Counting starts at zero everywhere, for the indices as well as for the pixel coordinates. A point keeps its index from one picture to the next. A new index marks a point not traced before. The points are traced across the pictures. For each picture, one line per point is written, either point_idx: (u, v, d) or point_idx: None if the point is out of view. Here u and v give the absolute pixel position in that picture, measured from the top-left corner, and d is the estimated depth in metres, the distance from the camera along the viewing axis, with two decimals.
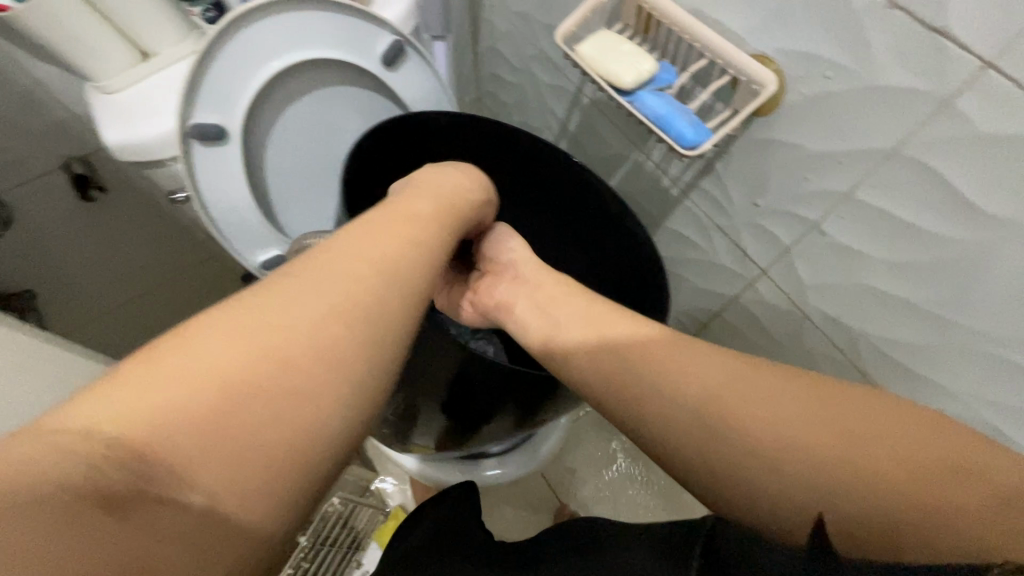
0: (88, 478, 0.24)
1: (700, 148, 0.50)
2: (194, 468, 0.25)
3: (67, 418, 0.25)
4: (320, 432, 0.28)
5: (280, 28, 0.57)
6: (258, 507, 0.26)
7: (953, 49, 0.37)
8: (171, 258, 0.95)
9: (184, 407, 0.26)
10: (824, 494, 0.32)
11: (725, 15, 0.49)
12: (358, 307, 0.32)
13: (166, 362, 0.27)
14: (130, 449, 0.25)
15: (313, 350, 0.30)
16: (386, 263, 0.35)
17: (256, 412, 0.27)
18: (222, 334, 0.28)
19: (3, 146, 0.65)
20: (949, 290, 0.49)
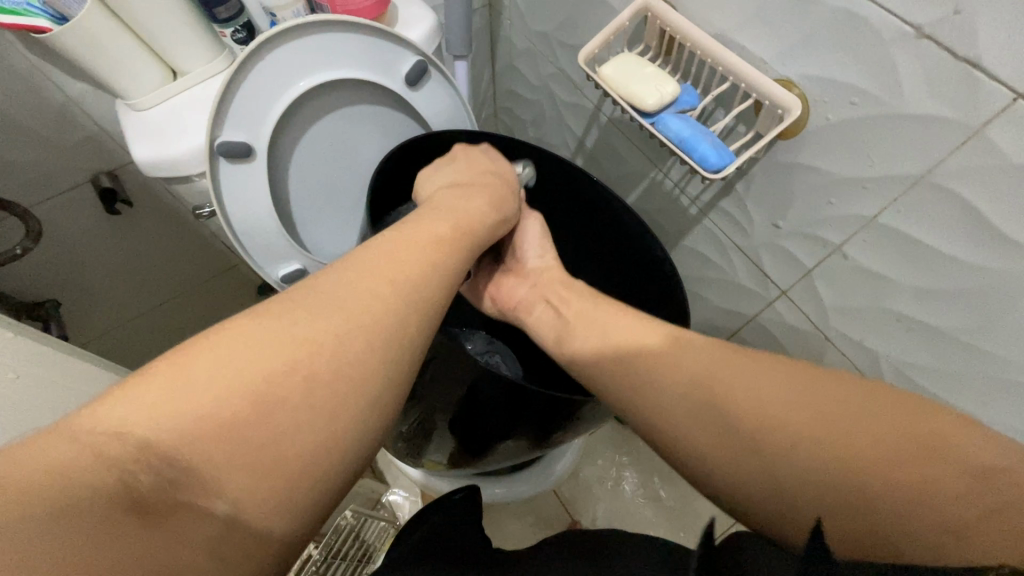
0: (119, 480, 0.25)
1: (724, 172, 0.50)
2: (219, 473, 0.27)
3: (97, 419, 0.26)
4: (336, 449, 0.30)
5: (308, 49, 0.58)
6: (277, 515, 0.28)
7: (985, 80, 0.37)
8: (192, 270, 0.97)
9: (212, 415, 0.27)
10: (827, 502, 0.31)
11: (750, 40, 0.50)
12: (380, 326, 0.33)
13: (196, 369, 0.28)
14: (161, 454, 0.26)
15: (336, 366, 0.31)
16: (406, 280, 0.36)
17: (279, 424, 0.28)
18: (249, 347, 0.30)
19: (36, 160, 0.67)
20: (975, 318, 0.48)
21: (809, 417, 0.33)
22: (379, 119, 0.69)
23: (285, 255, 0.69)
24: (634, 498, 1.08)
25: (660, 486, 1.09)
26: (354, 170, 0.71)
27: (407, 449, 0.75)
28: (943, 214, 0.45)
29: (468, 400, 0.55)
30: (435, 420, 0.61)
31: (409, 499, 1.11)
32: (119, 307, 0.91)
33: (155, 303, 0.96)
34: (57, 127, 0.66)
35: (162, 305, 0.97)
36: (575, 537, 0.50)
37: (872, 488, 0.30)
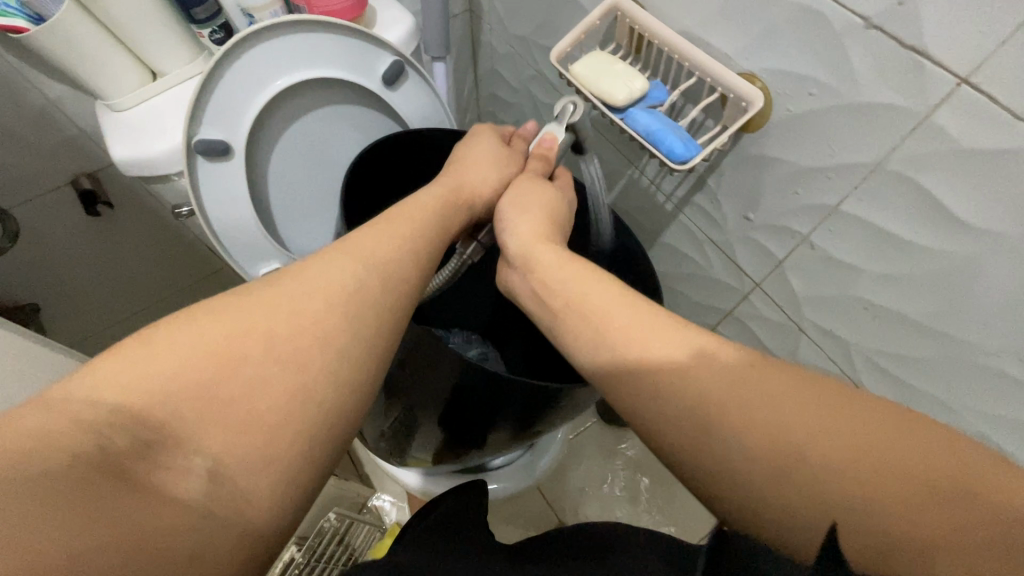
0: (94, 444, 0.26)
1: (690, 162, 0.52)
2: (194, 433, 0.28)
3: (75, 388, 0.27)
4: (313, 410, 0.30)
5: (285, 48, 0.59)
6: (261, 470, 0.28)
7: (931, 68, 0.38)
8: (177, 273, 0.97)
9: (184, 377, 0.29)
10: (837, 503, 0.30)
11: (714, 36, 0.51)
12: (348, 298, 0.35)
13: (167, 339, 0.30)
14: (135, 416, 0.27)
15: (303, 332, 0.32)
16: (364, 251, 0.38)
17: (247, 381, 0.30)
18: (220, 320, 0.31)
19: (14, 162, 0.67)
20: (941, 302, 0.49)
21: (771, 396, 0.33)
22: (358, 120, 0.70)
23: (265, 255, 0.69)
24: (622, 499, 1.08)
25: (648, 485, 1.09)
26: (334, 169, 0.72)
27: (391, 448, 0.75)
28: (899, 199, 0.46)
29: (453, 396, 0.54)
30: (418, 418, 0.61)
31: (395, 504, 1.12)
32: (102, 309, 0.91)
33: (140, 306, 0.96)
34: (36, 129, 0.66)
35: (145, 309, 0.98)
36: (583, 530, 0.51)
37: (865, 480, 0.30)
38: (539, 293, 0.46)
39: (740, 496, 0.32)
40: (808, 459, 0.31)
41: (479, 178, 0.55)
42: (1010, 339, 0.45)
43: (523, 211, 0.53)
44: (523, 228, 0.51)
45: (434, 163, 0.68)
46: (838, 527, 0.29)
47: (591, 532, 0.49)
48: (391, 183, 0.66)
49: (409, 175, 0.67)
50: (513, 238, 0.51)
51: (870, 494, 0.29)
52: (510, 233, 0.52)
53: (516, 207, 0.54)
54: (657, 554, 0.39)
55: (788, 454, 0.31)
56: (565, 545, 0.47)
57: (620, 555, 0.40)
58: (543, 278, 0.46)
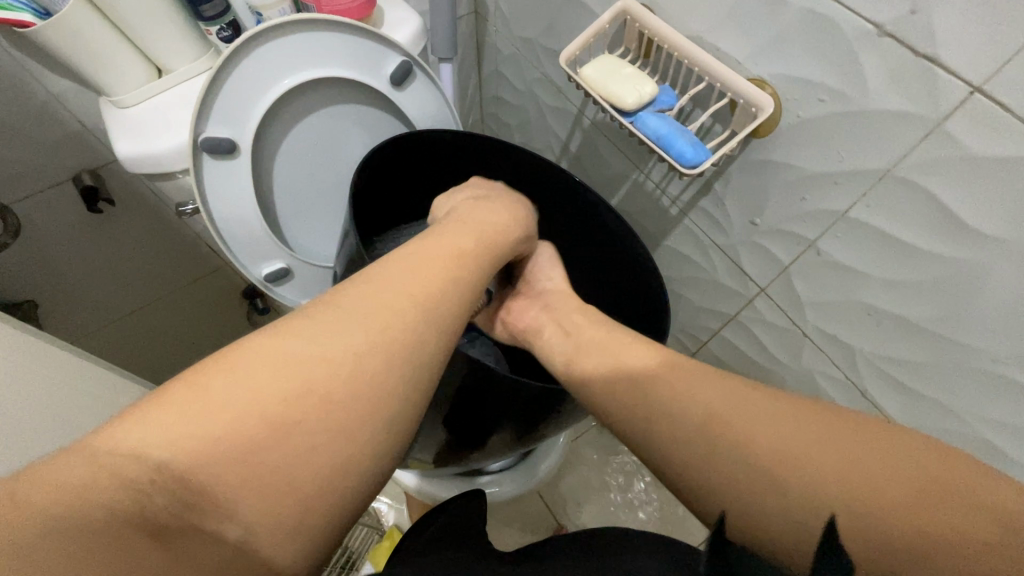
0: (135, 502, 0.24)
1: (700, 167, 0.52)
2: (235, 501, 0.26)
3: (116, 439, 0.25)
4: (353, 476, 0.29)
5: (294, 47, 0.59)
6: (291, 541, 0.27)
7: (943, 76, 0.38)
8: (179, 271, 0.96)
9: (229, 439, 0.26)
10: (837, 495, 0.30)
11: (724, 41, 0.51)
12: (400, 348, 0.32)
13: (215, 391, 0.27)
14: (177, 476, 0.25)
15: (355, 389, 0.30)
16: (423, 296, 0.35)
17: (294, 445, 0.27)
18: (270, 369, 0.29)
19: (16, 156, 0.66)
20: (946, 309, 0.49)
21: None
22: (365, 119, 0.70)
23: (270, 254, 0.69)
24: (621, 502, 1.08)
25: (648, 488, 1.09)
26: (339, 168, 0.72)
27: None
28: (910, 207, 0.46)
29: (457, 401, 0.54)
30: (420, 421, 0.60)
31: (393, 506, 1.11)
32: (103, 307, 0.91)
33: (140, 303, 0.96)
34: (37, 123, 0.65)
35: (143, 308, 0.97)
36: (582, 535, 0.51)
37: (858, 478, 0.30)
38: (570, 337, 0.47)
39: (739, 500, 0.32)
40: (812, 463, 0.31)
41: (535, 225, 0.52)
42: (1015, 346, 0.46)
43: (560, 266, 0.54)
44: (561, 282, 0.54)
45: (442, 163, 0.67)
46: (836, 516, 0.29)
47: (589, 536, 0.50)
48: (396, 185, 0.66)
49: (415, 176, 0.67)
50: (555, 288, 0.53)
51: (864, 487, 0.30)
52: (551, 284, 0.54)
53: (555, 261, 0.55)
54: (663, 557, 0.39)
55: (791, 460, 0.32)
56: (568, 549, 0.47)
57: (625, 556, 0.41)
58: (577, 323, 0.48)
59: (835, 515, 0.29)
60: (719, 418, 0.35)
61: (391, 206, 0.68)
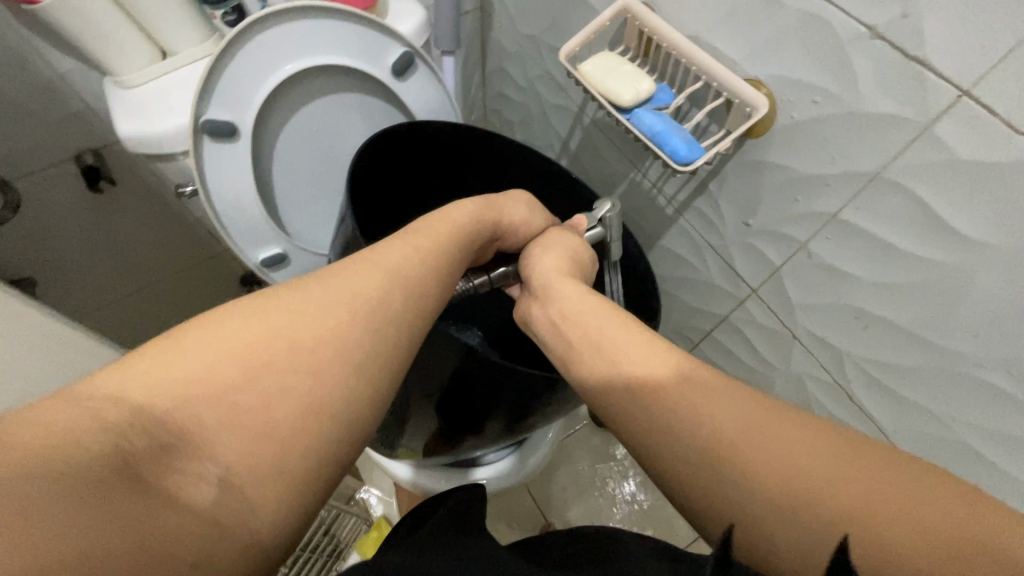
0: (115, 444, 0.24)
1: (694, 164, 0.52)
2: (213, 442, 0.27)
3: (94, 386, 0.26)
4: (332, 424, 0.30)
5: (296, 33, 0.59)
6: (270, 484, 0.27)
7: (933, 79, 0.39)
8: (177, 255, 0.97)
9: (204, 381, 0.27)
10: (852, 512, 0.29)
11: (722, 42, 0.52)
12: (371, 304, 0.34)
13: (190, 341, 0.28)
14: (155, 419, 0.26)
15: (326, 339, 0.31)
16: (393, 265, 0.37)
17: (268, 388, 0.29)
18: (244, 324, 0.30)
19: (19, 132, 0.67)
20: (931, 314, 0.50)
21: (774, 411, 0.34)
22: (366, 109, 0.70)
23: (267, 239, 0.70)
24: (610, 501, 1.08)
25: (637, 488, 1.10)
26: (339, 157, 0.72)
27: (383, 439, 0.74)
28: (899, 209, 0.47)
29: (451, 387, 0.54)
30: (412, 408, 0.61)
31: (382, 499, 1.11)
32: (103, 287, 0.92)
33: (139, 285, 0.96)
34: (42, 101, 0.66)
35: (140, 290, 0.97)
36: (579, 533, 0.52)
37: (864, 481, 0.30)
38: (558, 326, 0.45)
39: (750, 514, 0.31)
40: (822, 464, 0.31)
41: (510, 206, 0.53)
42: (998, 351, 0.46)
43: (555, 249, 0.52)
44: (552, 263, 0.50)
45: (442, 154, 0.68)
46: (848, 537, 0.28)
47: (589, 536, 0.50)
48: (396, 174, 0.67)
49: (414, 166, 0.67)
50: (539, 270, 0.50)
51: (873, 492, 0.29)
52: (538, 265, 0.50)
53: (547, 246, 0.52)
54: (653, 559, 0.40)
55: (796, 473, 0.31)
56: (568, 551, 0.48)
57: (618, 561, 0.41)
58: (564, 309, 0.45)
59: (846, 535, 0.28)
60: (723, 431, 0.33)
61: (390, 194, 0.69)
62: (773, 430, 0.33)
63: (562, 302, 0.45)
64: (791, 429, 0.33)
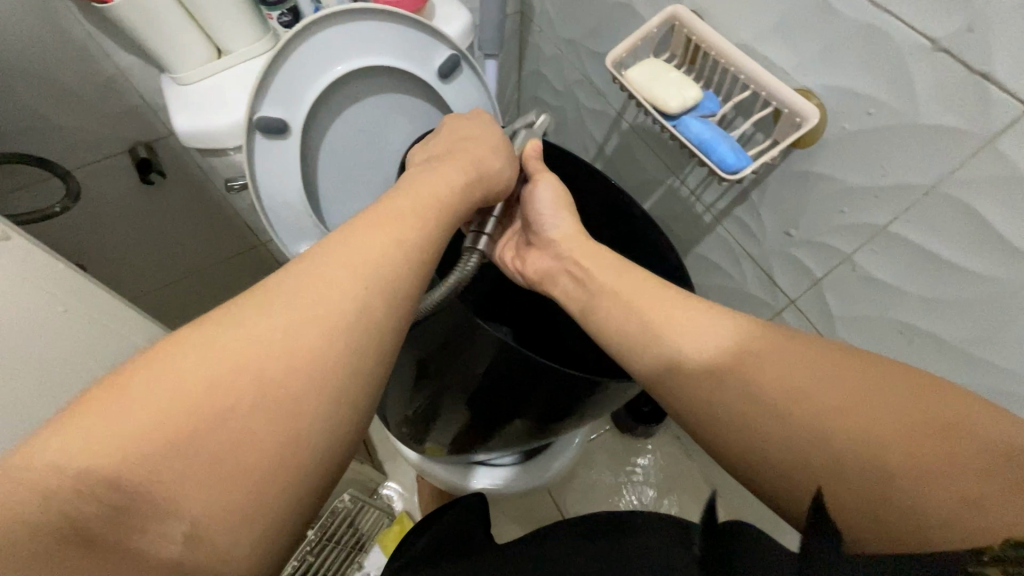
0: (63, 517, 0.25)
1: (741, 173, 0.52)
2: (173, 494, 0.26)
3: (44, 450, 0.25)
4: (305, 456, 0.29)
5: (347, 35, 0.61)
6: (240, 529, 0.27)
7: (998, 93, 0.38)
8: (217, 247, 1.00)
9: (155, 434, 0.26)
10: (836, 470, 0.31)
11: (773, 52, 0.52)
12: (339, 320, 0.32)
13: (135, 388, 0.27)
14: (106, 480, 0.25)
15: (291, 370, 0.29)
16: (363, 270, 0.34)
17: (228, 433, 0.27)
18: (196, 361, 0.28)
19: (80, 124, 0.70)
20: (982, 330, 0.49)
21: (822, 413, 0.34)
22: (410, 110, 0.72)
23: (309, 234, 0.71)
24: (631, 506, 1.08)
25: (660, 494, 1.09)
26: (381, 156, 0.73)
27: (411, 432, 0.76)
28: (954, 224, 0.46)
29: (484, 380, 0.54)
30: (442, 401, 0.61)
31: (403, 494, 1.11)
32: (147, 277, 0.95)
33: (179, 275, 0.99)
34: (102, 95, 0.69)
35: (180, 280, 1.00)
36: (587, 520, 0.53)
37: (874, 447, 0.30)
38: (583, 284, 0.47)
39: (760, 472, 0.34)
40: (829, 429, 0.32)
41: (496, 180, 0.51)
42: None
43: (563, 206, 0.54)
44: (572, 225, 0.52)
45: None
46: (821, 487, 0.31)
47: (607, 523, 0.51)
48: None
49: None
50: (565, 234, 0.51)
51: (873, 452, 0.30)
52: (558, 231, 0.52)
53: (559, 205, 0.54)
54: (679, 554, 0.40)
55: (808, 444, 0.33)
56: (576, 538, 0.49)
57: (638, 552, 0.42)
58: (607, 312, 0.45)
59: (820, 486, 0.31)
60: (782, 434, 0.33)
61: None
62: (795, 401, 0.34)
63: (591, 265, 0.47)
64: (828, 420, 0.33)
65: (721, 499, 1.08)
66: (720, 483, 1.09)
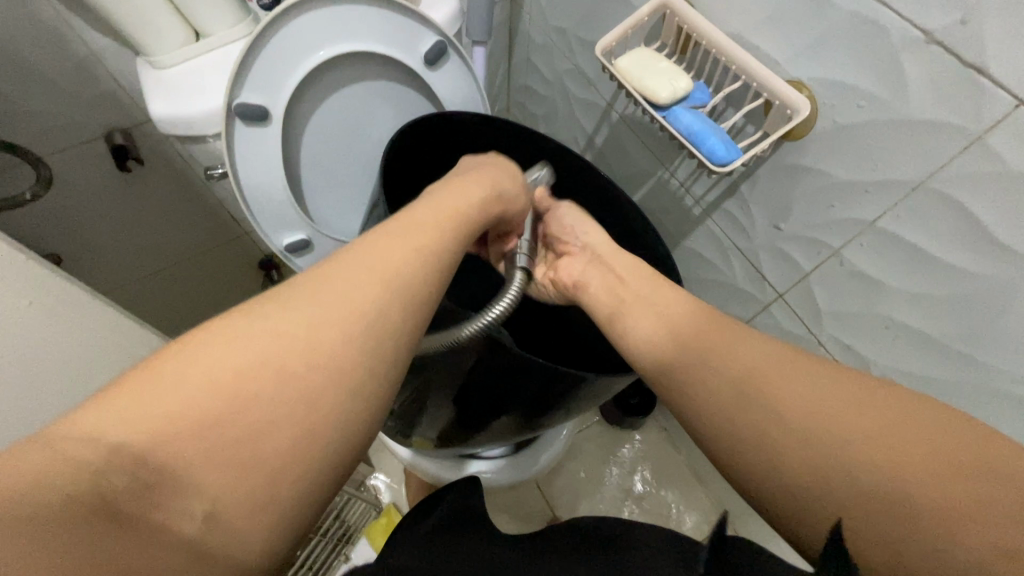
0: (90, 484, 0.23)
1: (731, 166, 0.52)
2: (200, 474, 0.25)
3: (73, 425, 0.24)
4: (326, 445, 0.28)
5: (329, 19, 0.59)
6: (260, 514, 0.25)
7: (990, 88, 0.38)
8: (199, 236, 0.97)
9: (187, 414, 0.25)
10: (855, 503, 0.30)
11: (765, 43, 0.51)
12: (366, 317, 0.31)
13: (172, 370, 0.26)
14: (134, 456, 0.24)
15: (321, 360, 0.29)
16: (389, 270, 0.34)
17: (256, 417, 0.26)
18: (232, 346, 0.27)
19: (52, 108, 0.67)
20: (966, 325, 0.49)
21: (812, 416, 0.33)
22: (397, 97, 0.70)
23: (291, 224, 0.69)
24: (619, 499, 1.09)
25: (647, 486, 1.10)
26: (369, 145, 0.72)
27: (398, 426, 0.75)
28: (943, 220, 0.46)
29: (471, 375, 0.53)
30: (432, 397, 0.61)
31: (391, 486, 1.11)
32: (128, 268, 0.92)
33: (160, 266, 0.97)
34: (75, 77, 0.66)
35: (163, 271, 0.98)
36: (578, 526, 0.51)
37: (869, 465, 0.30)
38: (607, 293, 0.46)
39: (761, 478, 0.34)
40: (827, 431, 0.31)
41: (510, 185, 0.51)
42: None
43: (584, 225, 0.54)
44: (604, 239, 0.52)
45: (467, 146, 0.66)
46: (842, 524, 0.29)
47: (594, 527, 0.50)
48: (419, 162, 0.66)
49: (439, 157, 0.67)
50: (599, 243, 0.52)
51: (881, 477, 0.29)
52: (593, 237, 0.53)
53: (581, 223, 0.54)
54: (668, 553, 0.40)
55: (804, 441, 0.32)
56: (570, 542, 0.48)
57: (625, 552, 0.41)
58: None
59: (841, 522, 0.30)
60: None
61: (414, 185, 0.68)
62: None
63: (628, 275, 0.48)
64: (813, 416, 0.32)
65: (706, 492, 1.09)
66: (706, 475, 1.09)
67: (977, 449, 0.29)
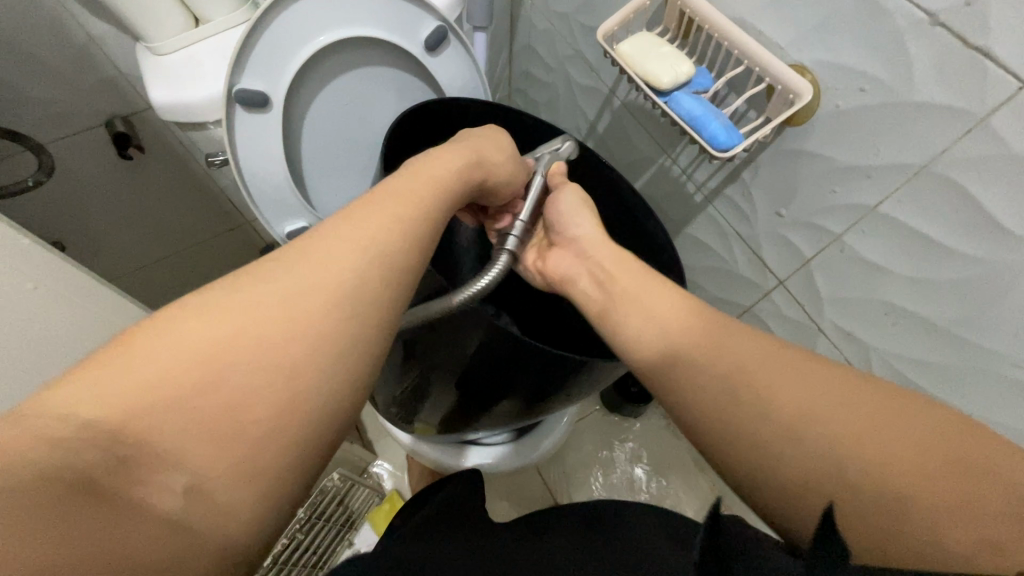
0: (65, 463, 0.23)
1: (732, 151, 0.51)
2: (178, 447, 0.25)
3: (48, 403, 0.24)
4: (307, 415, 0.28)
5: (329, 4, 0.59)
6: (242, 485, 0.26)
7: (993, 70, 0.38)
8: (201, 224, 0.98)
9: (161, 387, 0.25)
10: (849, 482, 0.30)
11: (768, 27, 0.50)
12: (344, 288, 0.31)
13: (146, 345, 0.26)
14: (110, 431, 0.24)
15: (298, 330, 0.29)
16: (366, 239, 0.33)
17: (233, 389, 0.27)
18: (205, 320, 0.28)
19: (52, 95, 0.67)
20: (965, 308, 0.49)
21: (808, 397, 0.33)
22: (397, 84, 0.70)
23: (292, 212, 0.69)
24: (621, 485, 1.10)
25: (648, 472, 1.11)
26: (370, 131, 0.72)
27: (399, 413, 0.76)
28: (944, 203, 0.46)
29: (472, 360, 0.53)
30: (431, 383, 0.61)
31: (393, 473, 1.12)
32: (131, 257, 0.93)
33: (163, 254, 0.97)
34: (75, 64, 0.66)
35: (165, 259, 0.98)
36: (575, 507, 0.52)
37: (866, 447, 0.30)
38: (597, 284, 0.46)
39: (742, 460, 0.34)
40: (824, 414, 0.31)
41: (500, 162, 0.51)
42: None
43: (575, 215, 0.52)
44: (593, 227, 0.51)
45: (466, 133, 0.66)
46: (835, 506, 0.29)
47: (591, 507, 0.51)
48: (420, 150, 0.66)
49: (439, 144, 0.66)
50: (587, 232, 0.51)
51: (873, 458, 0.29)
52: (578, 231, 0.51)
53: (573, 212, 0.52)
54: (665, 534, 0.40)
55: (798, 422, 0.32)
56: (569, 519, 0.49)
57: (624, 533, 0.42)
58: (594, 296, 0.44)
59: (833, 504, 0.30)
60: (766, 414, 0.33)
61: None
62: (782, 384, 0.33)
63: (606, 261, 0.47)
64: (810, 400, 0.32)
65: (706, 479, 1.10)
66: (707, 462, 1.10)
67: (971, 430, 0.29)
